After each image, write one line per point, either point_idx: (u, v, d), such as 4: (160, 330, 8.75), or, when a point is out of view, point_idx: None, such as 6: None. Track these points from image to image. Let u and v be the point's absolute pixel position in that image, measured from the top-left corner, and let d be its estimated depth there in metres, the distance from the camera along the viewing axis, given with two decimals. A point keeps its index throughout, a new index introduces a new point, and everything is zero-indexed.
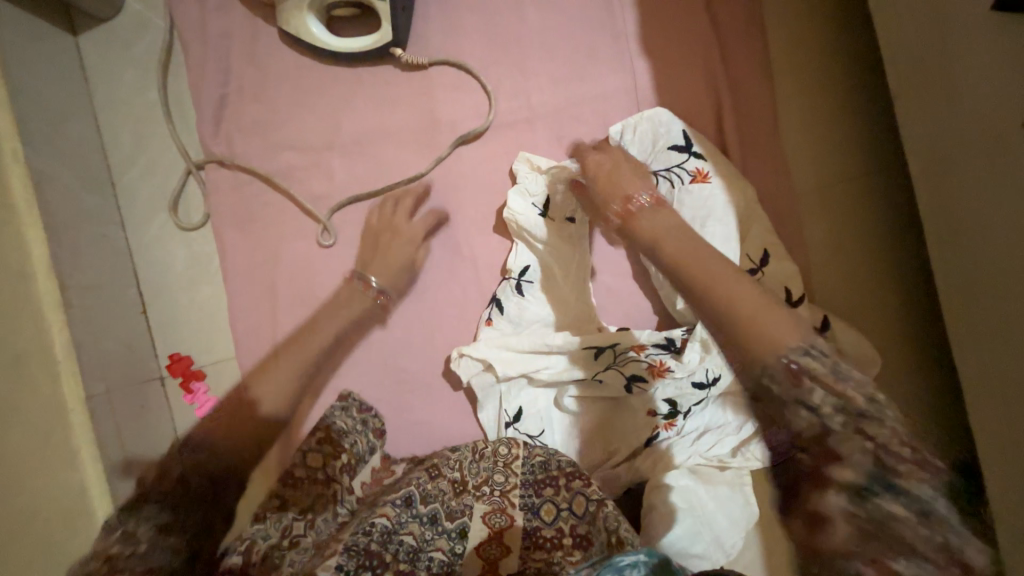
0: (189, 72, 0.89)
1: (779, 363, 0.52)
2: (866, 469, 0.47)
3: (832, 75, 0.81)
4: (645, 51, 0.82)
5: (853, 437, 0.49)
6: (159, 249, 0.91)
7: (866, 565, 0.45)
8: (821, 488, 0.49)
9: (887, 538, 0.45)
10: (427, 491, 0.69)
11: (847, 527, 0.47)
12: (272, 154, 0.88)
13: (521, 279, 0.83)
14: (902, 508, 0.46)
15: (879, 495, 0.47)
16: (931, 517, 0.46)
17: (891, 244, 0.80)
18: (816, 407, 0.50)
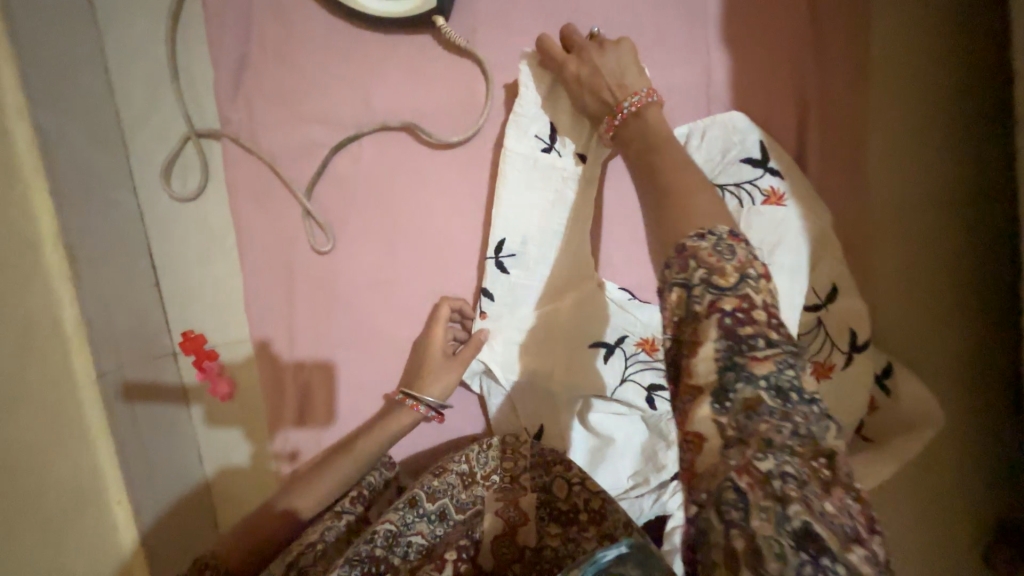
0: (207, 24, 0.79)
1: (673, 250, 0.48)
2: (717, 346, 0.43)
3: (940, 76, 0.68)
4: (724, 40, 0.71)
5: (733, 312, 0.43)
6: (172, 217, 0.85)
7: (737, 472, 0.39)
8: (691, 389, 0.44)
9: (748, 437, 0.40)
10: (434, 488, 0.67)
11: (723, 434, 0.41)
12: (296, 125, 0.80)
13: (500, 256, 0.77)
14: (758, 397, 0.40)
15: (737, 384, 0.41)
16: (797, 401, 0.40)
17: (972, 286, 0.70)
18: (701, 283, 0.45)
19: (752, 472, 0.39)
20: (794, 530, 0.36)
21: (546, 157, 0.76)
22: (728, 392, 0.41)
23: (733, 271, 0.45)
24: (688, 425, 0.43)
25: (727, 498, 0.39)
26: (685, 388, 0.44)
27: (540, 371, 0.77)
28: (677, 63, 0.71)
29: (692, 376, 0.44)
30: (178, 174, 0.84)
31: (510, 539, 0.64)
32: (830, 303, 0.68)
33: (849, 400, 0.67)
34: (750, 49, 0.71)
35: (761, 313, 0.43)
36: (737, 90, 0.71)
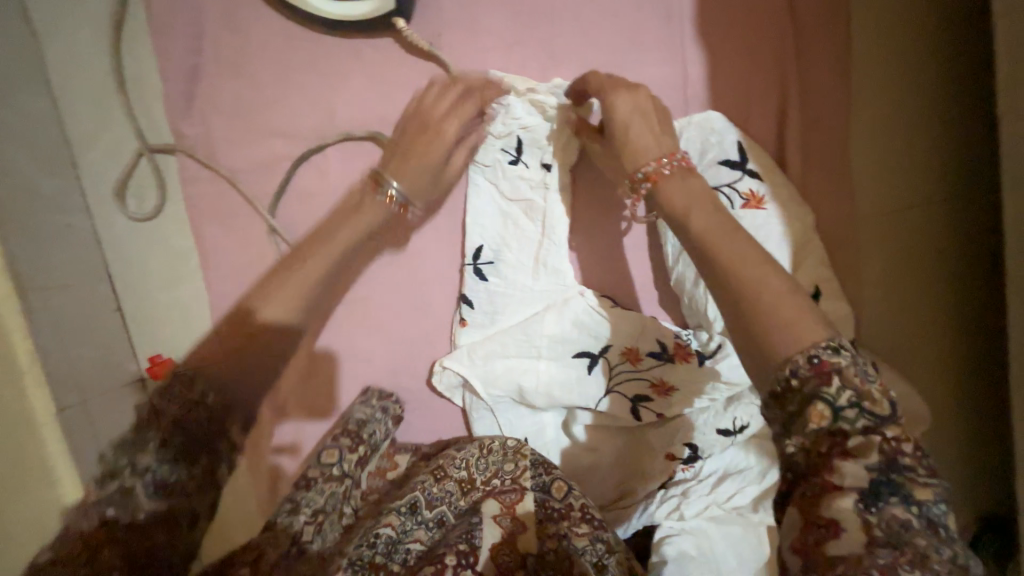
0: (154, 33, 0.74)
1: (803, 358, 0.41)
2: (872, 463, 0.39)
3: (917, 72, 0.67)
4: (700, 38, 0.68)
5: (896, 440, 0.39)
6: (131, 239, 0.80)
7: (882, 575, 0.36)
8: (831, 485, 0.39)
9: (904, 551, 0.37)
10: (434, 494, 0.64)
11: (867, 535, 0.38)
12: (256, 138, 0.75)
13: (479, 263, 0.76)
14: (914, 521, 0.38)
15: (890, 498, 0.38)
16: (945, 535, 0.38)
17: (954, 283, 0.69)
18: (852, 404, 0.40)
19: None
20: None
21: (513, 168, 0.73)
22: (882, 501, 0.38)
23: (880, 395, 0.40)
24: (824, 515, 0.39)
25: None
26: (823, 484, 0.39)
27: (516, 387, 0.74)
28: (652, 64, 0.68)
29: (835, 474, 0.39)
30: (135, 194, 0.79)
31: (510, 549, 0.58)
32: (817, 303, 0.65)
33: None
34: (726, 46, 0.68)
35: (912, 441, 0.40)
36: (714, 89, 0.69)
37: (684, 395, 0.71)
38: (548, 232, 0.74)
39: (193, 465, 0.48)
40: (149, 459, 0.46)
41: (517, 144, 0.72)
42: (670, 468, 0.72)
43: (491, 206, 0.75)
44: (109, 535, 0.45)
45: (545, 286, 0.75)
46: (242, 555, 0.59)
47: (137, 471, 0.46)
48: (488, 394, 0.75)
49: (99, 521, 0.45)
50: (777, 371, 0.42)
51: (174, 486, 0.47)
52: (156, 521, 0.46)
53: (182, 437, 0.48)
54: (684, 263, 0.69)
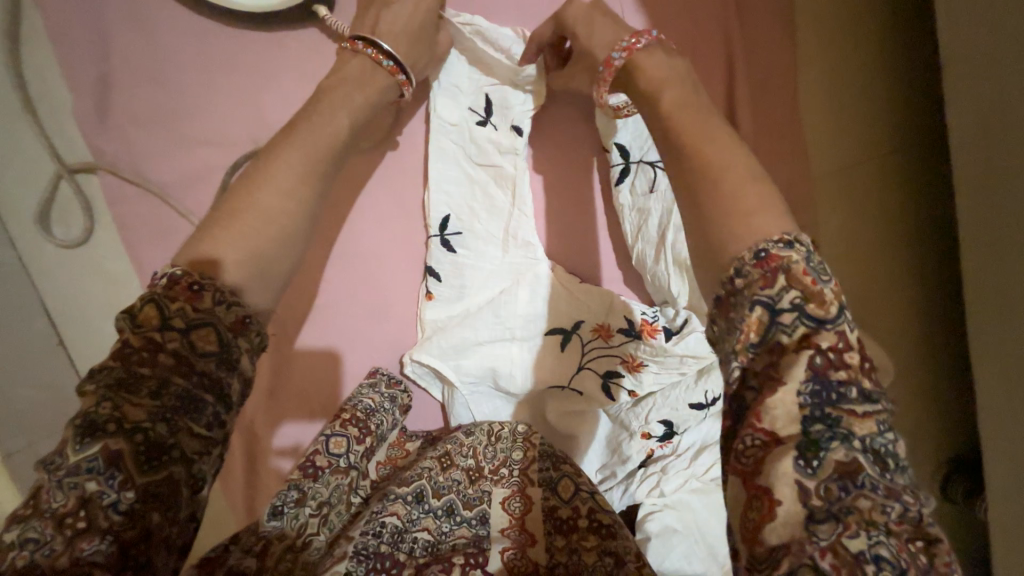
0: (54, 43, 0.68)
1: (750, 255, 0.39)
2: (804, 390, 0.35)
3: (860, 27, 0.67)
4: (637, 5, 0.66)
5: (833, 353, 0.36)
6: (60, 269, 0.75)
7: (821, 550, 0.31)
8: (763, 434, 0.35)
9: (846, 514, 0.32)
10: (440, 483, 0.62)
11: (807, 501, 0.33)
12: (182, 150, 0.70)
13: (446, 234, 0.73)
14: (854, 460, 0.33)
15: (830, 444, 0.34)
16: (894, 469, 0.34)
17: (912, 235, 0.69)
18: (794, 308, 0.36)
19: (840, 554, 0.31)
20: None
21: (481, 130, 0.73)
22: (821, 450, 0.34)
23: (832, 299, 0.37)
24: (760, 478, 0.34)
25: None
26: (753, 431, 0.36)
27: (490, 369, 0.73)
28: None
29: (766, 419, 0.35)
30: (57, 220, 0.73)
31: (519, 551, 0.56)
32: None
33: None
34: (667, 12, 0.66)
35: (857, 355, 0.36)
36: None
37: (654, 371, 0.71)
38: (514, 201, 0.73)
39: (195, 417, 0.38)
40: (143, 413, 0.37)
41: (483, 104, 0.73)
42: (648, 446, 0.71)
43: (459, 177, 0.74)
44: (87, 520, 0.35)
45: (514, 261, 0.74)
46: (242, 542, 0.50)
47: (126, 432, 0.36)
48: (464, 374, 0.73)
49: (78, 497, 0.35)
50: (723, 274, 0.40)
51: (169, 447, 0.37)
52: (152, 494, 0.36)
53: (179, 384, 0.38)
54: (643, 240, 0.68)
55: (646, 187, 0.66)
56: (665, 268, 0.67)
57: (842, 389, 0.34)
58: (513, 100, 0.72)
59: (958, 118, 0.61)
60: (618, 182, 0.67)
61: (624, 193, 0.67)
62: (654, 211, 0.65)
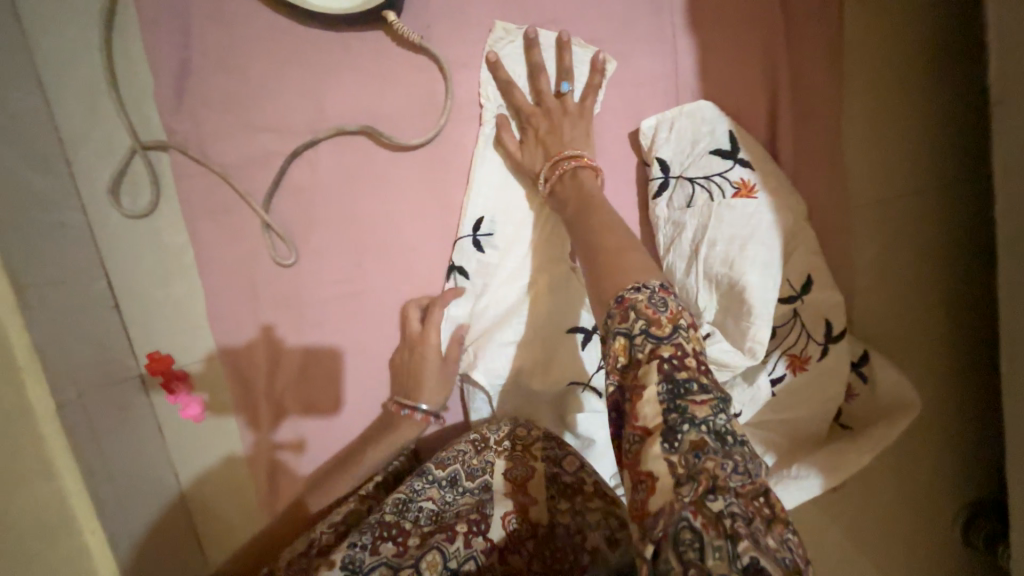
0: (142, 30, 0.73)
1: (613, 303, 0.48)
2: (660, 390, 0.42)
3: (906, 66, 0.67)
4: (690, 27, 0.67)
5: (673, 358, 0.43)
6: (124, 237, 0.80)
7: (691, 510, 0.37)
8: (640, 430, 0.42)
9: (699, 475, 0.38)
10: (443, 456, 0.65)
11: (674, 474, 0.39)
12: (246, 135, 0.75)
13: (478, 235, 0.75)
14: (703, 438, 0.39)
15: (683, 427, 0.40)
16: (733, 441, 0.40)
17: (941, 277, 0.70)
18: (641, 330, 0.44)
19: (705, 513, 0.37)
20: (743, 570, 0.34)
21: None
22: (677, 433, 0.40)
23: (669, 320, 0.45)
24: (640, 467, 0.41)
25: (683, 538, 0.37)
26: (632, 430, 0.42)
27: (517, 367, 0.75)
28: (639, 56, 0.68)
29: (639, 419, 0.42)
30: (126, 191, 0.79)
31: (521, 516, 0.59)
32: (804, 294, 0.66)
33: (826, 388, 0.68)
34: (720, 35, 0.67)
35: (694, 357, 0.43)
36: (708, 80, 0.68)
37: None
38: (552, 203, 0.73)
39: None
40: None
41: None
42: None
43: (500, 176, 0.75)
44: None
45: (542, 261, 0.76)
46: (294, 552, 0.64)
47: None
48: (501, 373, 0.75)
49: None
50: (603, 318, 0.49)
51: None
52: None
53: None
54: (675, 254, 0.66)
55: (684, 201, 0.66)
56: (694, 281, 0.65)
57: (686, 384, 0.41)
58: None
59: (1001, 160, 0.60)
60: (655, 196, 0.67)
61: (661, 208, 0.67)
62: (689, 225, 0.65)
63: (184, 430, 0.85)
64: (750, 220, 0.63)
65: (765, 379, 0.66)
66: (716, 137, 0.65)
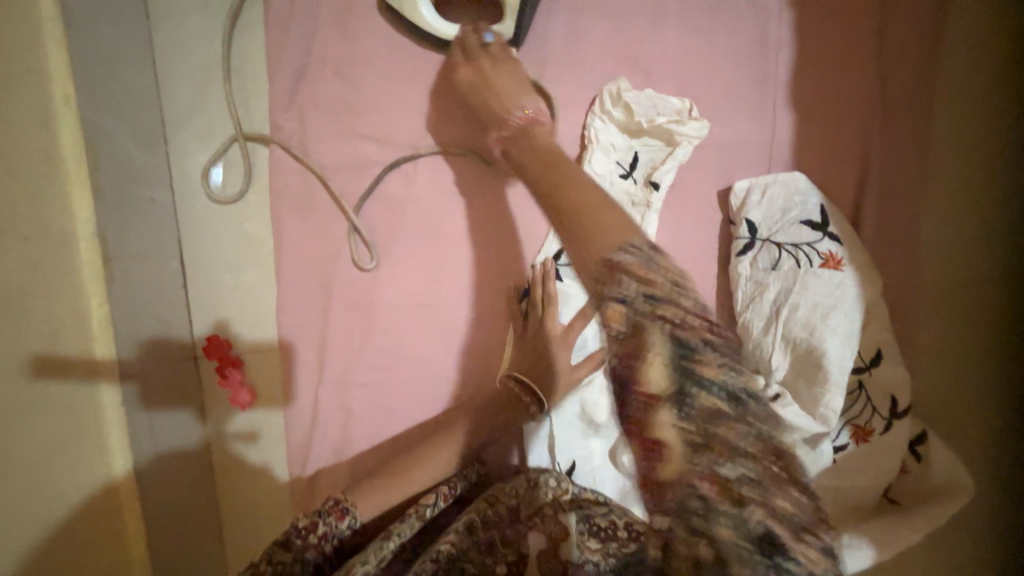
0: (266, 28, 0.76)
1: (606, 258, 0.44)
2: (668, 353, 0.40)
3: (990, 163, 0.70)
4: (793, 100, 0.71)
5: (679, 320, 0.41)
6: (207, 219, 0.82)
7: (705, 478, 0.38)
8: (646, 396, 0.40)
9: (713, 439, 0.38)
10: (488, 516, 0.66)
11: (688, 438, 0.39)
12: (350, 140, 0.77)
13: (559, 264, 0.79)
14: (715, 402, 0.39)
15: (694, 389, 0.39)
16: (749, 403, 0.40)
17: (999, 370, 0.71)
18: (639, 294, 0.42)
19: (717, 478, 0.38)
20: (757, 536, 0.37)
21: (621, 181, 0.71)
22: (687, 398, 0.39)
23: (665, 282, 0.43)
24: (650, 433, 0.40)
25: (692, 504, 0.38)
26: (637, 395, 0.40)
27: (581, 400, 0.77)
28: (740, 120, 0.71)
29: (643, 381, 0.40)
30: (218, 175, 0.81)
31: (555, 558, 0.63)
32: (872, 367, 0.69)
33: (883, 461, 0.70)
34: (820, 112, 0.70)
35: (702, 320, 0.42)
36: (803, 151, 0.71)
37: None
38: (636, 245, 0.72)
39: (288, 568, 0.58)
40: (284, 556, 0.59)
41: (631, 158, 0.71)
42: None
43: None
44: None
45: None
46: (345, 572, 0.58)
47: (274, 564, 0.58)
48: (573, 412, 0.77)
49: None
50: (591, 272, 0.45)
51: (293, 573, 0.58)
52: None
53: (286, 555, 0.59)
54: (755, 312, 0.69)
55: (769, 263, 0.68)
56: (771, 341, 0.67)
57: (695, 349, 0.40)
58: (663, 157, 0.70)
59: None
60: (739, 254, 0.70)
61: (744, 266, 0.70)
62: (772, 286, 0.68)
63: (231, 418, 0.85)
64: (834, 291, 0.65)
65: (828, 446, 0.67)
66: (807, 207, 0.68)
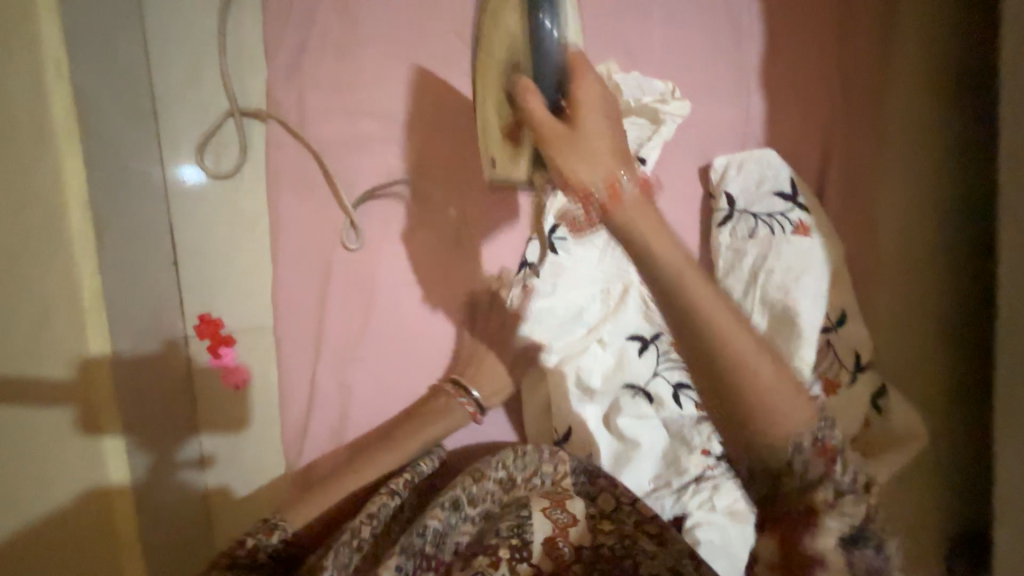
0: (262, 6, 0.77)
1: (735, 321, 0.44)
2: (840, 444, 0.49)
3: (932, 145, 0.78)
4: (764, 85, 0.78)
5: (827, 426, 0.48)
6: (201, 196, 0.81)
7: (833, 514, 0.47)
8: (829, 454, 0.48)
9: (863, 538, 0.48)
10: (473, 493, 0.67)
11: (834, 494, 0.48)
12: (348, 117, 0.79)
13: (554, 237, 0.77)
14: (849, 497, 0.48)
15: (842, 499, 0.48)
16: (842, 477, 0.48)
17: (947, 330, 0.79)
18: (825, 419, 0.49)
19: (850, 552, 0.48)
20: (847, 542, 0.48)
21: None
22: (855, 526, 0.48)
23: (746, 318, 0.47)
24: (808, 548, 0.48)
25: (830, 535, 0.47)
26: (828, 451, 0.48)
27: (576, 367, 0.78)
28: (718, 103, 0.78)
29: (829, 451, 0.48)
30: (212, 152, 0.81)
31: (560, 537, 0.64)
32: (838, 327, 0.76)
33: (851, 415, 0.76)
34: (788, 97, 0.78)
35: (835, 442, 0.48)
36: (775, 132, 0.78)
37: None
38: None
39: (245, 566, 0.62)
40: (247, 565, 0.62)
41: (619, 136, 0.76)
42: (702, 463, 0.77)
43: None
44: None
45: (611, 268, 0.79)
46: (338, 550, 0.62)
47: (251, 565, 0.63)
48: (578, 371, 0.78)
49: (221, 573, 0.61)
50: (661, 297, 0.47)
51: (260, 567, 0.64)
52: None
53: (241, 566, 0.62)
54: (734, 278, 0.75)
55: (746, 233, 0.74)
56: (751, 304, 0.73)
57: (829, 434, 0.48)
58: (648, 136, 0.74)
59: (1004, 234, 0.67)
60: (719, 226, 0.76)
61: (724, 236, 0.76)
62: (749, 253, 0.74)
63: (223, 397, 0.84)
64: (805, 257, 0.72)
65: None
66: (779, 181, 0.74)
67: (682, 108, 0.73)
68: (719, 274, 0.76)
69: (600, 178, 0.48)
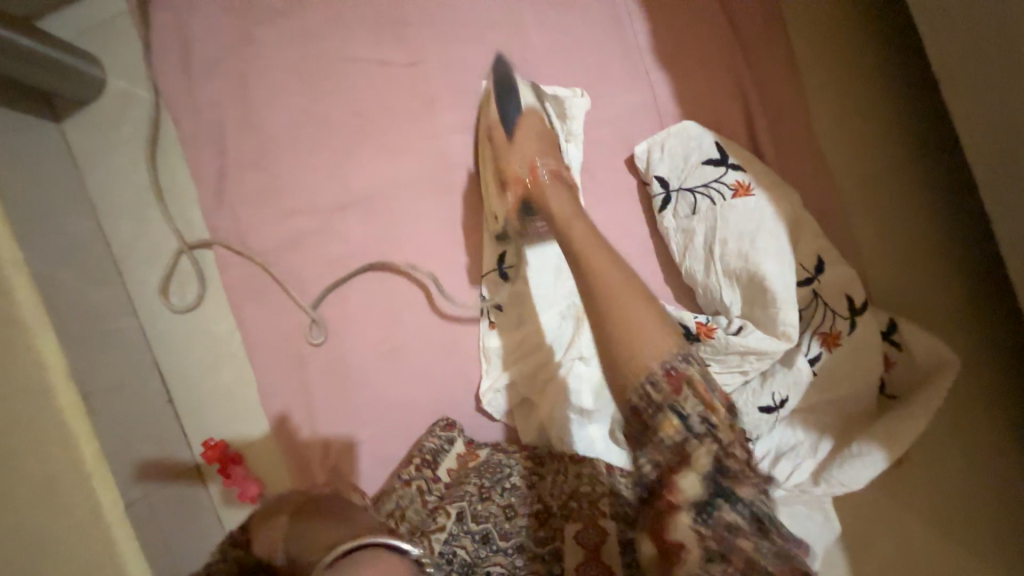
0: (183, 145, 0.83)
1: (661, 369, 0.47)
2: (704, 474, 0.44)
3: (854, 64, 0.79)
4: (661, 63, 0.77)
5: (727, 447, 0.45)
6: (175, 330, 0.85)
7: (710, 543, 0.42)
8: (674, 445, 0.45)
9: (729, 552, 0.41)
10: (479, 509, 0.62)
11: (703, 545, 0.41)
12: (284, 219, 0.82)
13: (504, 267, 0.79)
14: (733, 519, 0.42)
15: (719, 506, 0.43)
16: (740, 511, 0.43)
17: (933, 232, 0.77)
18: (702, 420, 0.45)
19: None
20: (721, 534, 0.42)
21: None
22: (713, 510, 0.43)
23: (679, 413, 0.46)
24: (668, 535, 0.43)
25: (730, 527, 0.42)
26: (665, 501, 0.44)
27: (563, 394, 0.76)
28: (622, 93, 0.77)
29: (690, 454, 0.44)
30: (175, 287, 0.85)
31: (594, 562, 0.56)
32: (820, 275, 0.71)
33: (864, 361, 0.70)
34: (689, 65, 0.77)
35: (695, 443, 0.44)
36: (688, 102, 0.76)
37: (716, 371, 0.70)
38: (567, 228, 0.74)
39: None
40: None
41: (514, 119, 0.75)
42: None
43: None
44: None
45: (564, 286, 0.78)
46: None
47: None
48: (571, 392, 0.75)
49: None
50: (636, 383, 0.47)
51: None
52: None
53: None
54: (691, 258, 0.72)
55: (689, 210, 0.72)
56: (716, 280, 0.70)
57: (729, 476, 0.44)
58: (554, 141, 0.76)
59: (953, 105, 0.69)
60: (660, 210, 0.73)
61: (668, 219, 0.73)
62: (698, 229, 0.71)
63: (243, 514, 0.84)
64: (752, 217, 0.68)
65: (802, 360, 0.69)
66: (702, 149, 0.72)
67: (580, 97, 0.75)
68: (678, 259, 0.73)
69: (525, 168, 0.67)
